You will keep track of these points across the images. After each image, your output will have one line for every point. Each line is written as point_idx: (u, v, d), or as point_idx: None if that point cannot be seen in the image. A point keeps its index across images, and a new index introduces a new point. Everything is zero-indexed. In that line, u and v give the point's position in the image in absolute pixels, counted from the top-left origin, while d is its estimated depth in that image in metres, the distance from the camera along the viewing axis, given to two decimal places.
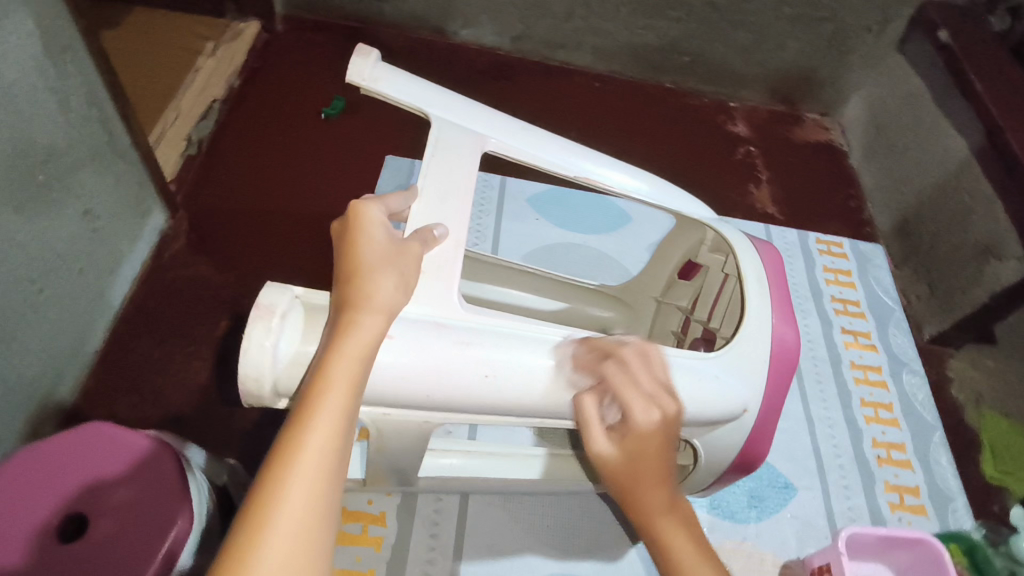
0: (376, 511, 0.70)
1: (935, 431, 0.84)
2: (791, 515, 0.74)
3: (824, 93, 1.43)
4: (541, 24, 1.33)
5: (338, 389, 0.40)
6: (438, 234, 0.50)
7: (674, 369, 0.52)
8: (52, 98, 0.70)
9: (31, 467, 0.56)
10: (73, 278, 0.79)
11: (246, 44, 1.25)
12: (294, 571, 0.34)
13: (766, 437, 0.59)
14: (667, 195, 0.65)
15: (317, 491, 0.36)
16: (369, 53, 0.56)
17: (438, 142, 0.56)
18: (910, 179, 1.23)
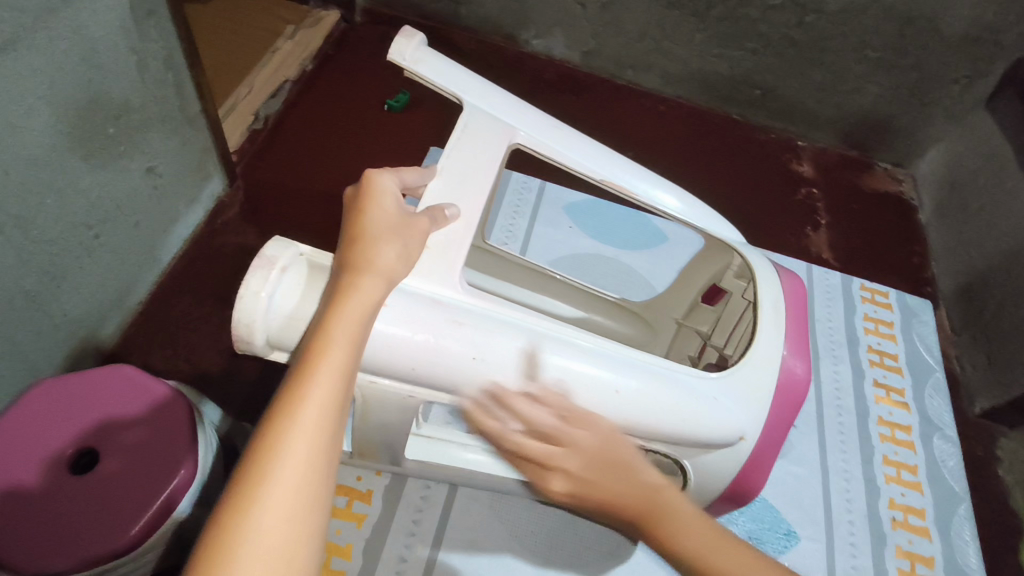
0: (363, 488, 0.70)
1: (962, 502, 0.79)
2: (788, 564, 0.71)
3: (899, 143, 1.37)
4: (613, 42, 1.33)
5: (337, 347, 0.40)
6: (449, 214, 0.50)
7: (668, 384, 0.50)
8: (132, 58, 0.73)
9: (55, 399, 0.59)
10: (129, 229, 0.83)
11: (324, 30, 1.29)
12: (294, 523, 0.35)
13: (761, 472, 0.57)
14: (697, 215, 0.64)
15: (315, 445, 0.37)
16: (414, 37, 0.58)
17: (470, 131, 0.57)
18: (979, 242, 1.17)
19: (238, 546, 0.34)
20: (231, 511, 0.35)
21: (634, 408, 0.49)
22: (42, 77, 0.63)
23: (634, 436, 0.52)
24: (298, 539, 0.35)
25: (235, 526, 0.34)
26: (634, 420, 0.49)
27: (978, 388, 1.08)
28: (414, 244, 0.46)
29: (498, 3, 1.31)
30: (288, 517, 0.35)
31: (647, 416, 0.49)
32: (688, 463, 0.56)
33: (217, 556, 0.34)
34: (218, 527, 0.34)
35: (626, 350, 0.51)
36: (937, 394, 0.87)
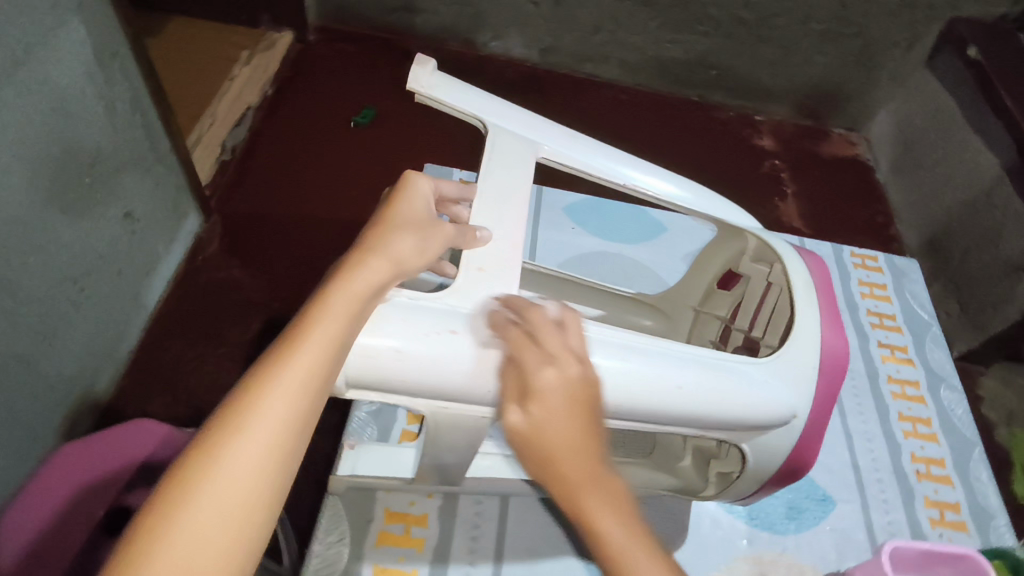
0: (417, 513, 0.58)
1: (975, 447, 0.68)
2: (830, 528, 0.59)
3: (851, 109, 1.42)
4: (569, 37, 1.35)
5: (335, 316, 0.36)
6: (481, 239, 0.46)
7: (722, 372, 0.46)
8: (100, 102, 0.72)
9: (89, 462, 0.56)
10: (113, 278, 0.81)
11: (280, 53, 1.27)
12: (251, 483, 0.31)
13: (816, 441, 0.50)
14: (710, 203, 0.59)
15: (290, 417, 0.33)
16: (428, 62, 0.53)
17: (496, 149, 0.52)
18: (938, 196, 1.22)
19: (185, 511, 0.29)
20: (184, 469, 0.31)
21: (698, 402, 0.45)
22: (15, 132, 0.61)
23: (694, 428, 0.47)
24: (252, 513, 0.31)
25: (187, 487, 0.30)
26: (700, 414, 0.45)
27: (956, 336, 1.14)
28: (432, 240, 0.42)
29: (452, 9, 1.31)
30: (247, 488, 0.31)
31: (706, 408, 0.45)
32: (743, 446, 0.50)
33: (160, 519, 0.29)
34: (168, 485, 0.30)
35: (674, 345, 0.46)
36: (939, 342, 0.77)
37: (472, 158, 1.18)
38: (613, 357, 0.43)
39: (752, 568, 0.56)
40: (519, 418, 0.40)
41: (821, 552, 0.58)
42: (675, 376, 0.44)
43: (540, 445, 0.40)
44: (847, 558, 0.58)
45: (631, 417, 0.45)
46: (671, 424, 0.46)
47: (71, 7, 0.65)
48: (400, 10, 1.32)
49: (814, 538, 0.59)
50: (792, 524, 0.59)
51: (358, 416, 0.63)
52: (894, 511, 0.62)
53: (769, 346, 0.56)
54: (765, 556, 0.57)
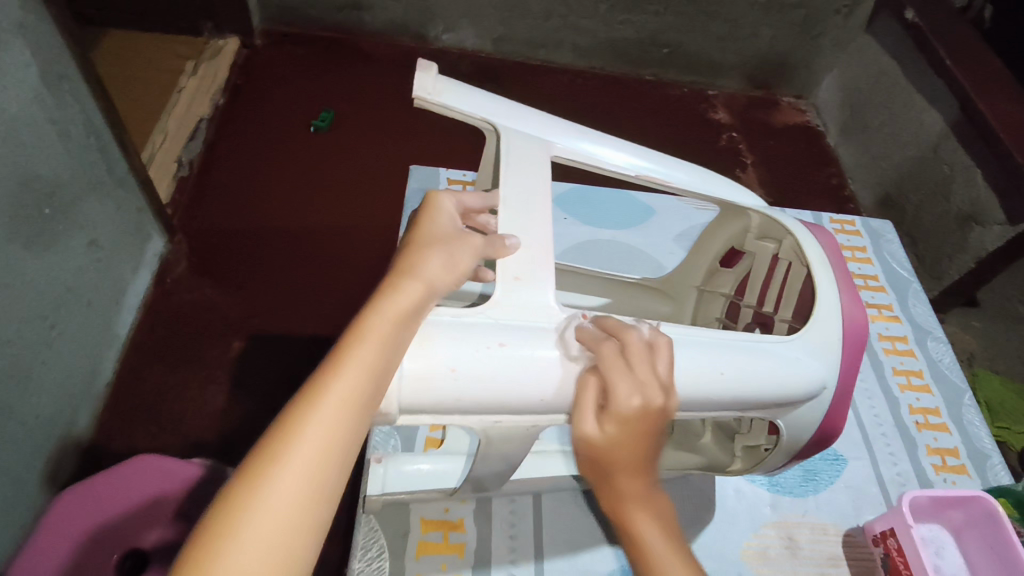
0: (454, 518, 0.58)
1: (966, 393, 0.71)
2: (845, 486, 0.62)
3: (798, 76, 1.47)
4: (521, 25, 1.34)
5: (372, 341, 0.35)
6: (510, 248, 0.43)
7: (756, 354, 0.46)
8: (53, 128, 0.68)
9: (93, 508, 0.58)
10: (83, 311, 0.77)
11: (227, 61, 1.23)
12: (294, 511, 0.30)
13: (843, 410, 0.50)
14: (712, 184, 0.57)
15: (331, 446, 0.32)
16: (431, 67, 0.50)
17: (511, 152, 0.50)
18: (887, 155, 1.27)
19: (228, 545, 0.28)
20: (225, 504, 0.29)
21: (738, 387, 0.44)
22: None
23: (734, 410, 0.46)
24: (293, 547, 0.29)
25: (229, 522, 0.29)
26: (743, 397, 0.45)
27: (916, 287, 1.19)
28: (461, 254, 0.41)
29: (401, 4, 1.28)
30: (287, 519, 0.29)
31: (744, 392, 0.45)
32: (779, 422, 0.49)
33: (203, 556, 0.28)
34: (210, 520, 0.29)
35: (706, 331, 0.45)
36: (920, 297, 0.79)
37: (442, 154, 1.16)
38: (657, 350, 0.42)
39: (779, 533, 0.58)
40: (592, 431, 0.41)
41: (840, 509, 0.60)
42: (716, 362, 0.44)
43: (606, 458, 0.42)
44: (863, 512, 0.60)
45: (669, 408, 0.44)
46: (715, 410, 0.45)
47: (12, 28, 0.61)
48: (348, 8, 1.28)
49: (831, 497, 0.61)
50: (810, 487, 0.61)
51: (380, 431, 0.62)
52: (901, 462, 0.64)
53: (783, 320, 0.56)
54: (790, 520, 0.59)
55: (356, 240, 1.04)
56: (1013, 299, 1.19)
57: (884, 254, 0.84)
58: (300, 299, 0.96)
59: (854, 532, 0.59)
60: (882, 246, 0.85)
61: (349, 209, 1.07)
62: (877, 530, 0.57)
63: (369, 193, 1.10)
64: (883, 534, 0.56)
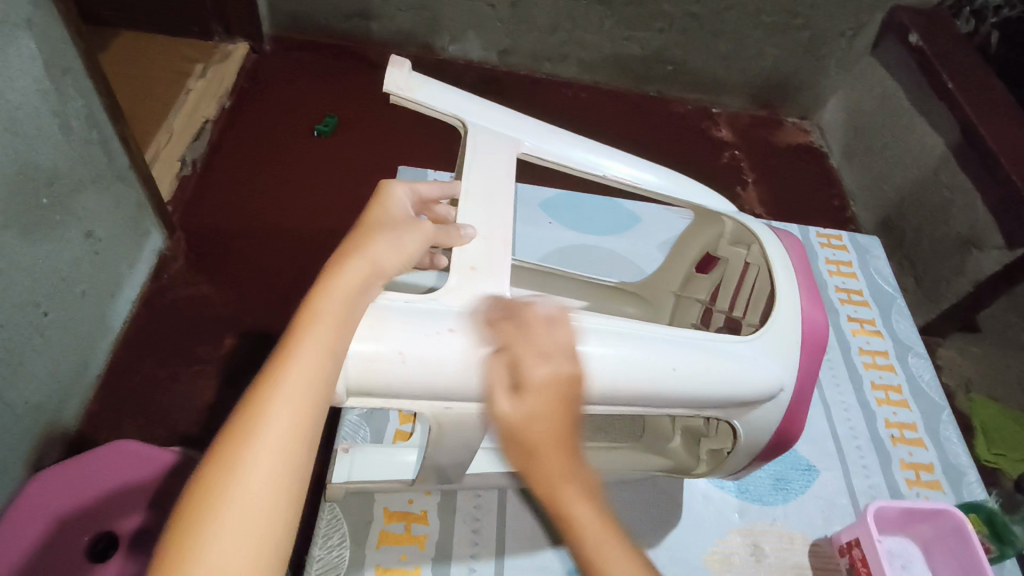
0: (418, 510, 0.58)
1: (944, 410, 0.70)
2: (815, 496, 0.61)
3: (803, 97, 1.47)
4: (528, 38, 1.36)
5: (324, 322, 0.36)
6: (465, 236, 0.44)
7: (712, 352, 0.46)
8: (55, 120, 0.70)
9: (88, 487, 0.60)
10: (77, 301, 0.78)
11: (235, 64, 1.25)
12: (272, 486, 0.31)
13: (801, 412, 0.50)
14: (686, 190, 0.58)
15: (297, 425, 0.33)
16: (405, 63, 0.51)
17: (479, 152, 0.51)
18: (889, 177, 1.27)
19: (209, 528, 0.29)
20: (200, 490, 0.31)
21: (692, 385, 0.44)
22: None
23: (689, 409, 0.46)
24: (272, 522, 0.31)
25: (207, 507, 0.30)
26: (696, 395, 0.45)
27: (915, 311, 1.19)
28: (408, 238, 0.41)
29: (409, 14, 1.31)
30: (264, 499, 0.31)
31: (700, 391, 0.45)
32: (736, 423, 0.49)
33: (185, 541, 0.29)
34: (186, 507, 0.30)
35: (662, 329, 0.45)
36: (904, 313, 0.79)
37: (440, 160, 1.18)
38: (614, 347, 0.43)
39: (745, 540, 0.57)
40: (507, 407, 0.40)
41: (809, 519, 0.59)
42: (670, 358, 0.44)
43: (525, 437, 0.39)
44: (833, 522, 0.60)
45: (621, 404, 0.44)
46: (669, 407, 0.46)
47: (19, 21, 0.63)
48: (356, 17, 1.31)
49: (801, 506, 0.60)
50: (780, 495, 0.61)
51: (349, 421, 0.62)
52: (874, 474, 0.64)
53: (750, 325, 0.56)
54: (757, 527, 0.58)
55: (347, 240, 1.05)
56: (1013, 324, 1.18)
57: (871, 270, 0.84)
58: (291, 299, 0.97)
59: (822, 541, 0.58)
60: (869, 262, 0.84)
61: (344, 210, 1.09)
62: (843, 540, 0.56)
63: (363, 196, 1.11)
64: (849, 544, 0.55)
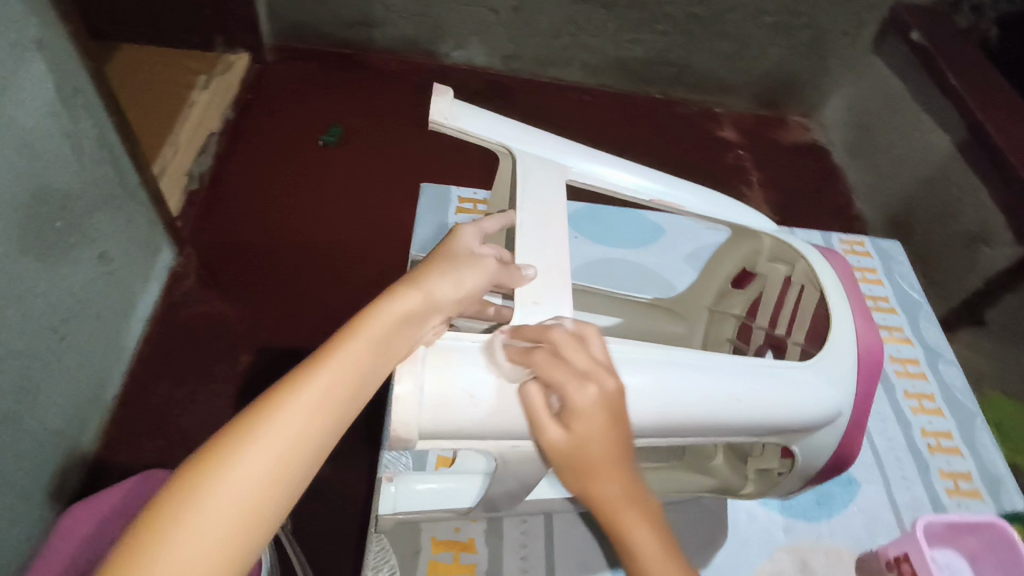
0: (464, 538, 0.55)
1: (979, 416, 0.67)
2: (858, 509, 0.58)
3: (805, 96, 1.48)
4: (531, 43, 1.35)
5: (363, 341, 0.35)
6: (525, 277, 0.41)
7: (770, 377, 0.45)
8: (67, 142, 0.69)
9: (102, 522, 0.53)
10: (92, 323, 0.77)
11: (238, 75, 1.24)
12: (248, 501, 0.30)
13: (860, 435, 0.49)
14: (724, 208, 0.57)
15: (297, 444, 0.32)
16: (448, 92, 0.50)
17: (525, 175, 0.49)
18: (896, 174, 1.27)
19: (184, 516, 0.29)
20: (194, 471, 0.31)
21: (752, 414, 0.44)
22: None
23: (751, 435, 0.46)
24: (246, 529, 0.30)
25: (193, 490, 0.30)
26: (760, 423, 0.45)
27: None
28: (468, 274, 0.40)
29: (411, 22, 1.30)
30: (246, 501, 0.30)
31: (760, 418, 0.44)
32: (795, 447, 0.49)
33: (162, 518, 0.29)
34: (175, 483, 0.30)
35: (720, 356, 0.45)
36: (931, 318, 0.75)
37: (451, 172, 1.17)
38: (648, 372, 0.41)
39: (792, 558, 0.55)
40: (559, 436, 0.38)
41: (854, 533, 0.57)
42: (736, 387, 0.44)
43: (578, 462, 0.39)
44: (878, 536, 0.57)
45: (674, 432, 0.43)
46: (730, 435, 0.45)
47: (30, 44, 0.62)
48: (358, 25, 1.30)
49: (846, 521, 0.57)
50: (823, 510, 0.58)
51: (390, 450, 0.59)
52: (915, 486, 0.60)
53: (796, 344, 0.55)
54: (804, 544, 0.55)
55: (361, 254, 1.04)
56: None
57: (895, 274, 0.79)
58: (307, 315, 0.96)
59: (868, 557, 0.55)
60: (893, 267, 0.80)
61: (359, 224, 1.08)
62: (889, 554, 0.53)
63: (374, 208, 1.10)
64: (897, 559, 0.53)
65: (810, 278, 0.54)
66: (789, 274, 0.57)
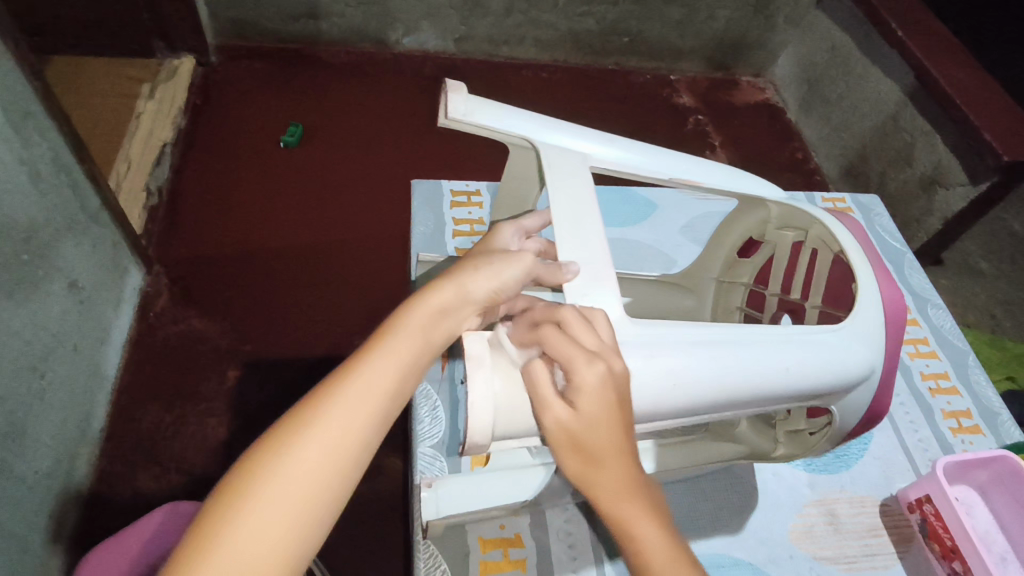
0: (511, 534, 0.52)
1: (970, 355, 0.69)
2: (874, 457, 0.60)
3: (754, 56, 1.50)
4: (482, 23, 1.33)
5: (401, 336, 0.34)
6: (567, 273, 0.39)
7: (813, 344, 0.44)
8: (23, 170, 0.65)
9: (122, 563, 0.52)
10: (69, 357, 0.74)
11: (185, 80, 1.18)
12: (300, 498, 0.29)
13: (891, 387, 0.48)
14: (736, 179, 0.55)
15: (346, 435, 0.31)
16: (462, 87, 0.47)
17: (553, 166, 0.45)
18: (849, 125, 1.31)
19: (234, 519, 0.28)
20: (246, 467, 0.30)
21: (793, 382, 0.42)
22: None
23: (796, 401, 0.45)
24: (304, 528, 0.29)
25: (248, 487, 0.29)
26: (802, 388, 0.43)
27: None
28: (502, 266, 0.39)
29: (359, 10, 1.25)
30: (299, 499, 0.29)
31: (799, 383, 0.43)
32: (834, 408, 0.47)
33: (219, 517, 0.28)
34: (229, 483, 0.29)
35: (763, 327, 0.43)
36: (916, 266, 0.77)
37: (420, 166, 1.15)
38: (690, 350, 0.40)
39: (820, 511, 0.56)
40: (565, 414, 0.35)
41: (873, 480, 0.58)
42: (780, 356, 0.42)
43: (584, 441, 0.34)
44: (896, 481, 0.59)
45: (722, 408, 0.42)
46: (772, 404, 0.44)
47: None
48: (304, 18, 1.25)
49: (864, 469, 0.59)
50: (842, 462, 0.59)
51: (423, 454, 0.55)
52: (921, 428, 0.62)
53: (814, 307, 0.54)
54: (829, 497, 0.57)
55: (338, 257, 1.02)
56: (973, 254, 1.24)
57: (876, 228, 0.81)
58: (295, 324, 0.93)
59: (891, 500, 0.57)
60: (873, 220, 0.82)
61: (330, 225, 1.05)
62: (911, 498, 0.55)
63: (345, 208, 1.08)
64: (918, 501, 0.54)
65: (823, 241, 0.53)
66: (800, 239, 0.56)
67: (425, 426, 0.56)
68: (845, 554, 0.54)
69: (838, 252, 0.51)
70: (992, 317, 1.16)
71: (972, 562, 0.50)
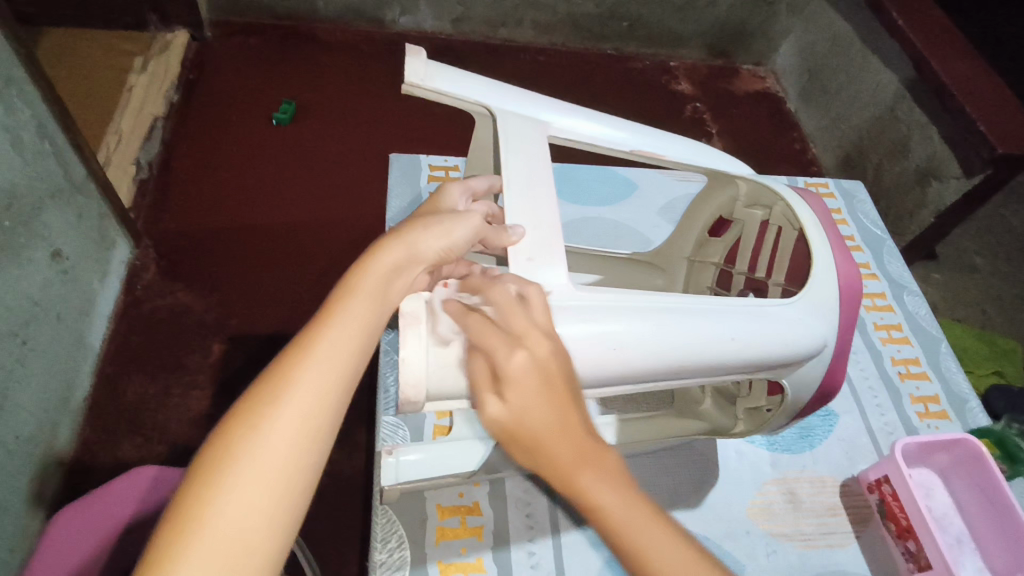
0: (470, 502, 0.53)
1: (942, 341, 0.69)
2: (838, 440, 0.60)
3: (755, 44, 1.49)
4: (480, 4, 1.32)
5: (361, 298, 0.33)
6: (514, 236, 0.40)
7: (761, 319, 0.44)
8: (5, 136, 0.65)
9: (119, 505, 0.53)
10: (53, 324, 0.74)
11: (177, 54, 1.18)
12: (281, 465, 0.28)
13: (846, 360, 0.48)
14: (703, 156, 0.55)
15: (321, 400, 0.30)
16: (421, 52, 0.47)
17: (512, 136, 0.46)
18: (847, 116, 1.30)
19: (215, 494, 0.27)
20: (216, 446, 0.28)
21: (743, 354, 0.43)
22: None
23: (745, 373, 0.45)
24: (289, 495, 0.28)
25: (226, 461, 0.28)
26: (753, 360, 0.43)
27: None
28: (454, 225, 0.38)
29: None
30: (284, 464, 0.28)
31: (751, 354, 0.43)
32: (785, 381, 0.48)
33: (197, 497, 0.27)
34: (206, 460, 0.28)
35: (717, 299, 0.44)
36: (895, 253, 0.77)
37: (409, 146, 1.15)
38: (639, 319, 0.40)
39: (781, 489, 0.56)
40: (495, 408, 0.33)
41: (836, 461, 0.59)
42: (728, 327, 0.42)
43: (522, 433, 0.33)
44: (858, 463, 0.59)
45: (672, 376, 0.42)
46: (722, 375, 0.44)
47: None
48: None
49: (827, 450, 0.59)
50: (806, 442, 0.60)
51: (387, 422, 0.55)
52: (887, 412, 0.63)
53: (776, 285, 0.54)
54: (790, 476, 0.57)
55: (325, 234, 1.02)
56: (967, 249, 1.24)
57: (858, 214, 0.81)
58: (281, 299, 0.94)
59: (850, 482, 0.58)
60: (856, 206, 0.81)
61: (317, 201, 1.05)
62: (870, 478, 0.56)
63: (332, 183, 1.08)
64: (877, 481, 0.55)
65: (788, 219, 0.53)
66: (767, 218, 0.56)
67: (390, 395, 0.57)
68: (802, 532, 0.54)
69: (800, 229, 0.51)
70: (983, 312, 1.16)
71: (925, 542, 0.50)
